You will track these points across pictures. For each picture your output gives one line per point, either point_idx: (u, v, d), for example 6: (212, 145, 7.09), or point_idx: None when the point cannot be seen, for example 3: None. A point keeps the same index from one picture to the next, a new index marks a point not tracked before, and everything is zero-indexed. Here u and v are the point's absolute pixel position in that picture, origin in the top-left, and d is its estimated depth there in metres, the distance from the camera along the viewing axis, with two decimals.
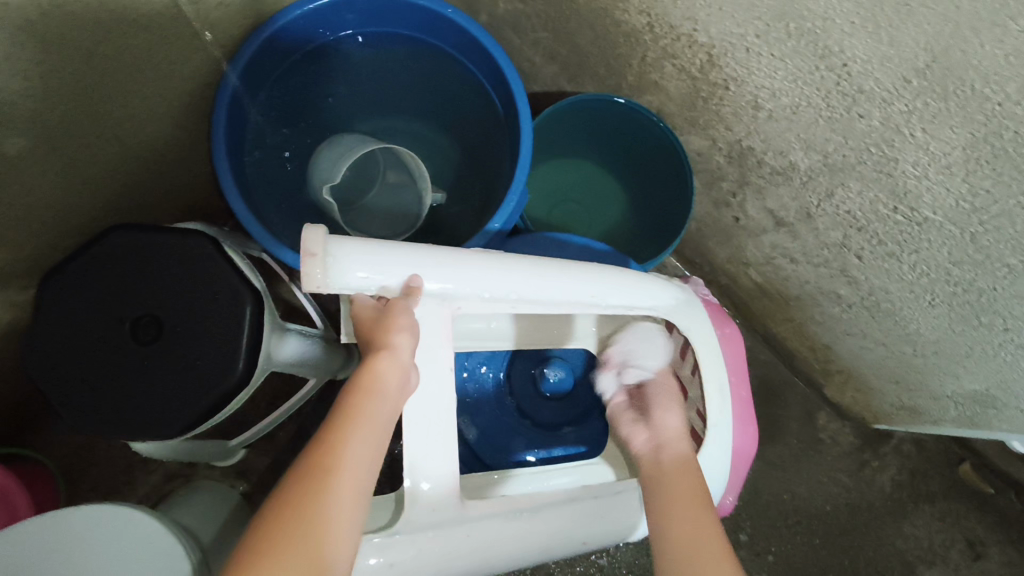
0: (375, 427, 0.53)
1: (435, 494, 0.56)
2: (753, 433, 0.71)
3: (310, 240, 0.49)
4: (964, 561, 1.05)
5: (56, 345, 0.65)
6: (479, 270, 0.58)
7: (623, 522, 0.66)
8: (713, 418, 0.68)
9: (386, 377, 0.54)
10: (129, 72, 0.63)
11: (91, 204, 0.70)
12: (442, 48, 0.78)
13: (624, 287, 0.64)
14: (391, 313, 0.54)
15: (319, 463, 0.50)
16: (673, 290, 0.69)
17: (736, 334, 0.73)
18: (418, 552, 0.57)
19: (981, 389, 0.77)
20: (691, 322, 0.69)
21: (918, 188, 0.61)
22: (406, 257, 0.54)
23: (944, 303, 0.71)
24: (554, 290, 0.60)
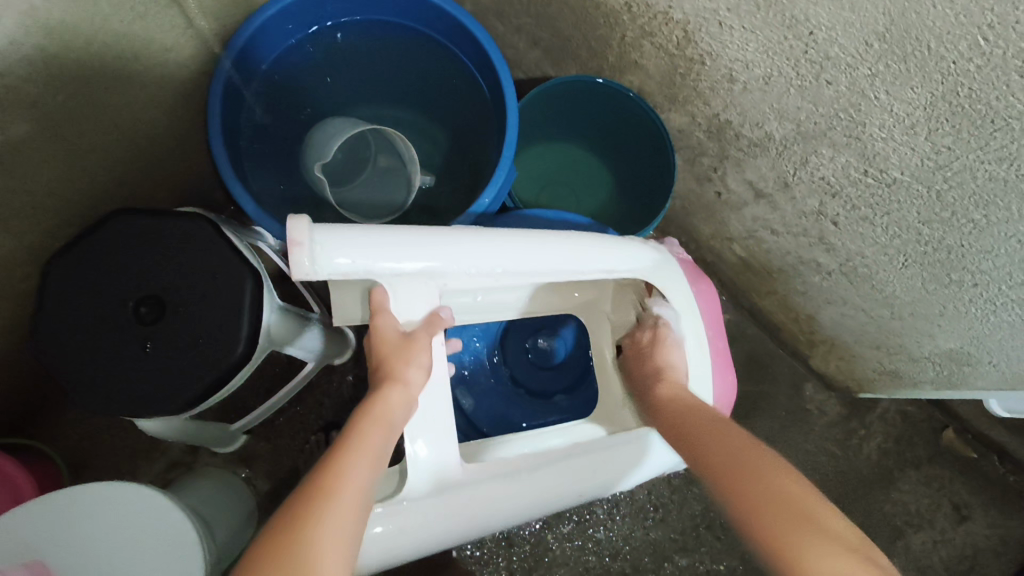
0: (378, 453, 0.54)
1: (434, 457, 0.60)
2: (731, 382, 0.75)
3: (295, 231, 0.52)
4: (950, 523, 1.08)
5: (60, 327, 0.66)
6: (461, 245, 0.61)
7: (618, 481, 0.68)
8: (695, 372, 0.72)
9: (396, 407, 0.57)
10: (127, 59, 0.66)
11: (91, 192, 0.72)
12: (428, 34, 0.81)
13: (602, 251, 0.68)
14: (412, 348, 0.59)
15: (322, 482, 0.49)
16: (647, 250, 0.72)
17: (711, 288, 0.77)
18: (426, 517, 0.58)
19: (956, 348, 0.80)
20: (667, 283, 0.73)
21: (886, 150, 0.64)
22: (389, 239, 0.57)
23: (916, 263, 0.74)
24: (538, 259, 0.64)
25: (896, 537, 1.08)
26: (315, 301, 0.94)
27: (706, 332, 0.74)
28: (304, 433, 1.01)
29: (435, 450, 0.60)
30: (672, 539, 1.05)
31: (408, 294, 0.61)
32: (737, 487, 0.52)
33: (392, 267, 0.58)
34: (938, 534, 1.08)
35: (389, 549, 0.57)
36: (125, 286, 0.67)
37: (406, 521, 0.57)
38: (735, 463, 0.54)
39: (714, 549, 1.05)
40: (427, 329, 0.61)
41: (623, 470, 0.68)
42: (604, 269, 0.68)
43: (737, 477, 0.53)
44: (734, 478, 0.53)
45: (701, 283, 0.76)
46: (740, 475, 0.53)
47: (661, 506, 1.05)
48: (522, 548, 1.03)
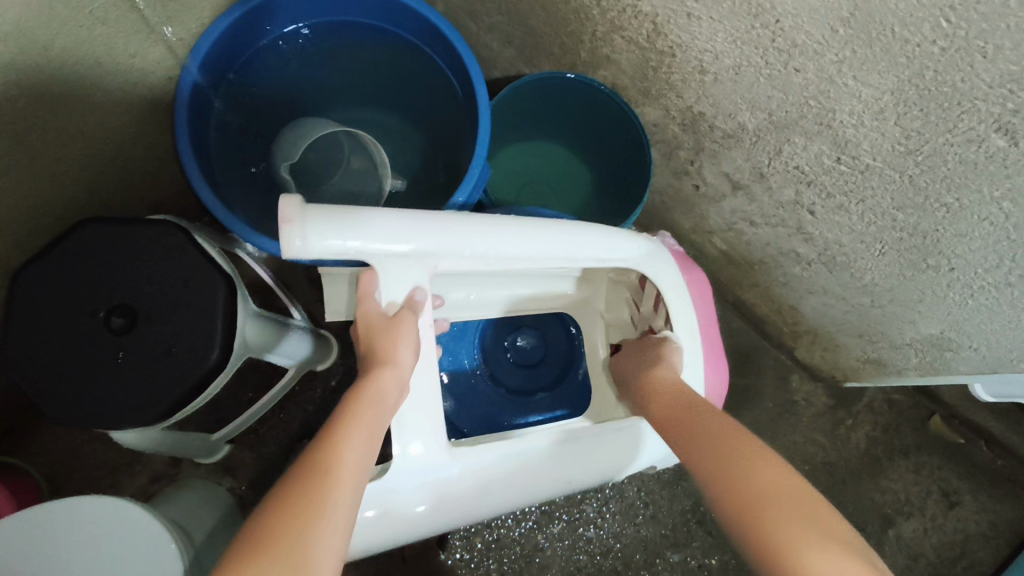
0: (370, 439, 0.52)
1: (423, 454, 0.58)
2: (722, 372, 0.73)
3: (287, 208, 0.52)
4: (941, 510, 1.08)
5: (30, 339, 0.65)
6: (452, 231, 0.61)
7: (612, 461, 0.68)
8: (687, 358, 0.70)
9: (387, 389, 0.55)
10: (89, 66, 0.65)
11: (58, 202, 0.71)
12: (398, 34, 0.80)
13: (593, 238, 0.67)
14: (398, 328, 0.58)
15: (318, 464, 0.48)
16: (637, 239, 0.71)
17: (703, 278, 0.77)
18: (415, 500, 0.58)
19: (936, 333, 0.80)
20: (661, 270, 0.71)
21: (857, 136, 0.64)
22: (385, 220, 0.57)
23: (893, 249, 0.74)
24: (529, 244, 0.63)
25: (887, 525, 1.08)
26: (295, 307, 0.93)
27: (699, 320, 0.73)
28: (288, 441, 1.00)
29: (422, 445, 0.58)
30: (663, 535, 1.04)
31: (401, 278, 0.60)
32: (737, 488, 0.51)
33: (383, 247, 0.58)
34: (928, 521, 1.08)
35: (371, 535, 0.57)
36: (95, 294, 0.66)
37: (390, 506, 0.57)
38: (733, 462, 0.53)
39: (705, 543, 1.05)
40: (410, 310, 0.59)
41: (611, 452, 0.68)
42: (595, 257, 0.67)
43: (738, 477, 0.52)
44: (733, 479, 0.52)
45: (691, 272, 0.76)
46: (741, 476, 0.51)
47: (651, 503, 1.05)
48: (512, 549, 1.02)
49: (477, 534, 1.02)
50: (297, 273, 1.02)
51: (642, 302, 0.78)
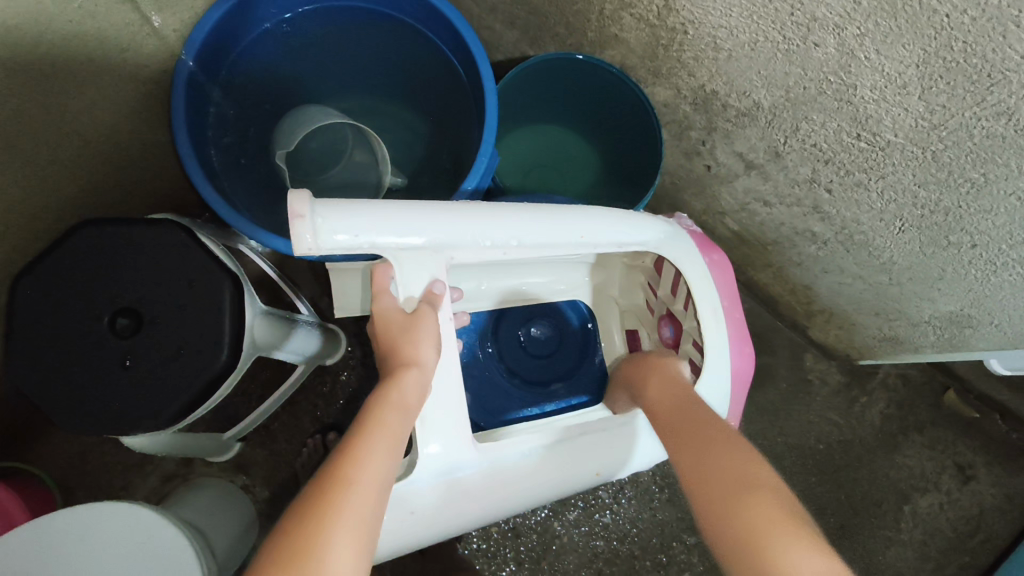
0: (394, 444, 0.50)
1: (446, 453, 0.57)
2: (748, 355, 0.68)
3: (296, 203, 0.50)
4: (956, 485, 1.08)
5: (36, 347, 0.64)
6: (468, 221, 0.59)
7: (636, 452, 0.67)
8: (707, 340, 0.67)
9: (411, 391, 0.53)
10: (82, 61, 0.62)
11: (56, 205, 0.69)
12: (398, 19, 0.77)
13: (611, 224, 0.65)
14: (418, 326, 0.55)
15: (342, 472, 0.47)
16: (656, 223, 0.68)
17: (725, 261, 0.71)
18: (440, 499, 0.57)
19: (956, 310, 0.78)
20: (681, 254, 0.68)
21: (878, 112, 0.62)
22: (399, 213, 0.56)
23: (913, 227, 0.72)
24: (542, 231, 0.61)
25: (903, 501, 1.08)
26: (301, 301, 0.91)
27: (722, 302, 0.68)
28: (301, 437, 0.99)
29: (447, 445, 0.57)
30: (679, 519, 1.04)
31: (414, 270, 0.58)
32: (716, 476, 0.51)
33: (395, 241, 0.56)
34: (944, 496, 1.08)
35: (397, 536, 0.56)
36: (100, 299, 0.65)
37: (412, 505, 0.56)
38: (717, 454, 0.53)
39: None
40: (429, 305, 0.57)
41: (633, 444, 0.66)
42: (614, 242, 0.65)
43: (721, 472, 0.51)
44: (714, 475, 0.51)
45: (713, 254, 0.71)
46: (722, 472, 0.51)
47: (667, 486, 1.05)
48: (529, 538, 1.02)
49: (493, 524, 1.01)
50: (302, 266, 1.00)
51: (658, 286, 0.76)
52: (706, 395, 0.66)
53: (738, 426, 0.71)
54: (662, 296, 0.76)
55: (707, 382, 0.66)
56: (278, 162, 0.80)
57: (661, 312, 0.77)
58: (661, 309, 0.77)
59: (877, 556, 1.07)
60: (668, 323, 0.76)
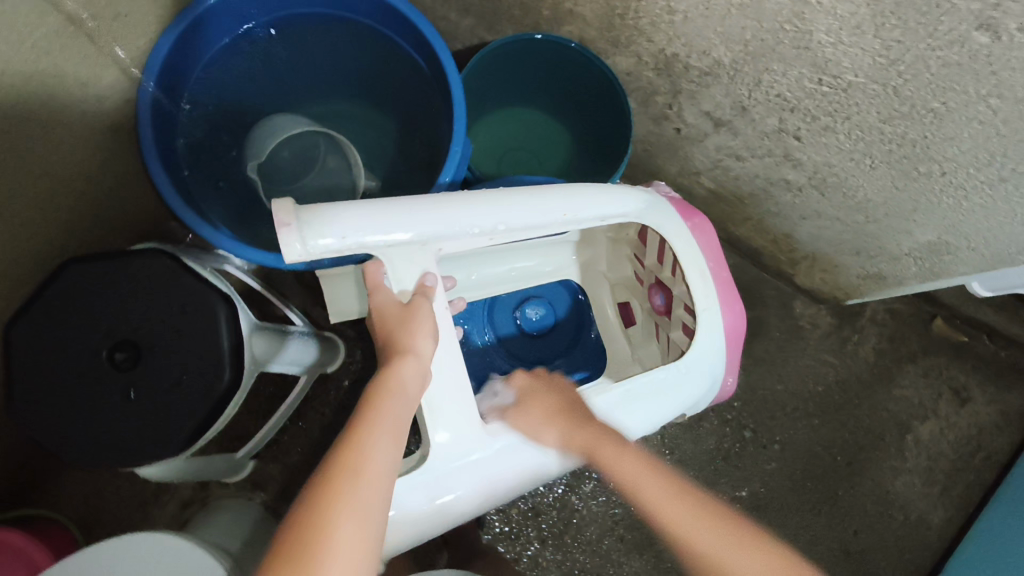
0: (395, 433, 0.51)
1: (456, 440, 0.58)
2: (739, 311, 0.70)
3: (281, 214, 0.52)
4: (953, 409, 1.11)
5: (39, 391, 0.64)
6: (452, 212, 0.59)
7: (648, 417, 0.67)
8: (698, 303, 0.68)
9: (409, 380, 0.54)
10: (45, 101, 0.62)
11: (37, 247, 0.68)
12: (357, 21, 0.77)
13: (591, 197, 0.66)
14: (414, 315, 0.56)
15: (344, 462, 0.48)
16: (636, 194, 0.69)
17: (706, 222, 0.73)
18: (459, 488, 0.58)
19: (934, 238, 0.80)
20: (663, 220, 0.69)
21: (836, 55, 0.63)
22: (381, 211, 0.57)
23: (883, 163, 0.73)
24: (526, 213, 0.62)
25: (904, 431, 1.11)
26: (293, 312, 0.91)
27: (707, 263, 0.70)
28: (312, 447, 1.00)
29: (457, 432, 0.58)
30: (692, 476, 1.07)
31: (404, 264, 0.58)
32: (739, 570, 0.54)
33: (383, 238, 0.57)
34: (943, 420, 1.11)
35: (422, 528, 0.57)
36: (95, 333, 0.65)
37: (432, 495, 0.57)
38: (728, 552, 0.55)
39: (732, 478, 1.08)
40: (423, 296, 0.58)
41: (646, 409, 0.66)
42: (597, 216, 0.66)
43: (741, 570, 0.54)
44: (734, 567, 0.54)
45: (693, 216, 0.72)
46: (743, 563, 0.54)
47: (676, 447, 1.07)
48: (549, 515, 1.04)
49: (512, 507, 1.03)
50: (288, 279, 1.00)
51: (645, 256, 0.78)
52: (703, 355, 0.68)
53: (735, 380, 0.73)
54: (650, 265, 0.77)
55: (703, 342, 0.68)
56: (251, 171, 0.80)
57: (651, 281, 0.78)
58: (649, 278, 0.78)
59: (886, 486, 1.10)
60: (659, 291, 0.77)
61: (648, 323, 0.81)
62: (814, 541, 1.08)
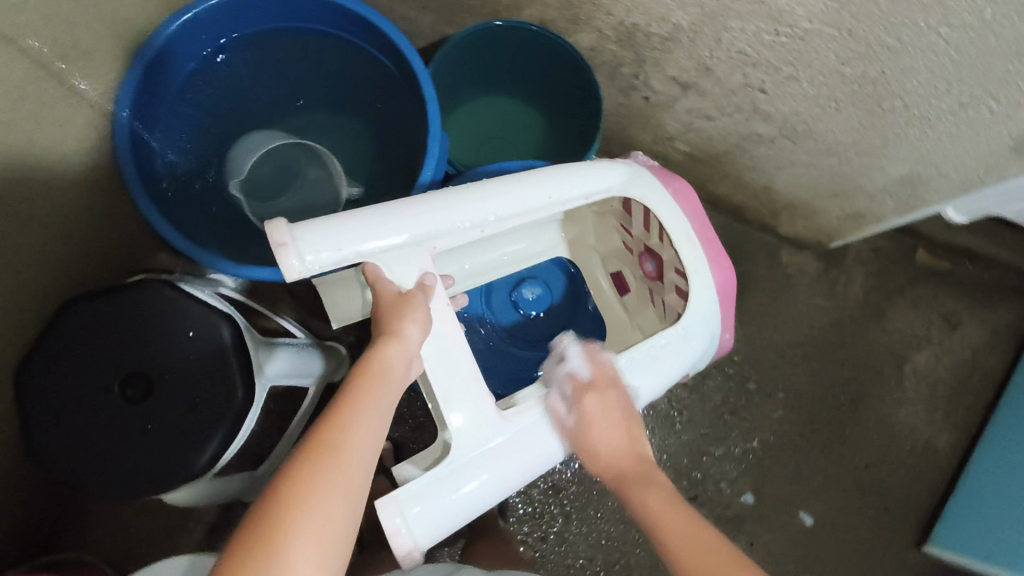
0: (379, 412, 0.53)
1: (472, 427, 0.59)
2: (728, 268, 0.72)
3: (276, 233, 0.55)
4: (945, 334, 1.15)
5: (60, 432, 0.65)
6: (439, 208, 0.61)
7: (662, 377, 0.69)
8: (687, 265, 0.70)
9: (395, 363, 0.55)
10: (23, 146, 0.62)
11: (34, 292, 0.68)
12: (320, 30, 0.78)
13: (572, 177, 0.67)
14: (408, 304, 0.57)
15: (328, 436, 0.49)
16: (616, 168, 0.71)
17: (687, 186, 0.74)
18: (483, 474, 0.59)
19: (906, 171, 0.83)
20: (645, 190, 0.71)
21: (790, 5, 0.64)
22: (371, 218, 0.59)
23: (848, 104, 0.75)
24: (511, 201, 0.64)
25: (901, 362, 1.15)
26: (290, 324, 0.91)
27: (692, 226, 0.71)
28: None
29: (472, 420, 0.59)
30: (703, 434, 1.10)
31: (401, 264, 0.60)
32: None
33: (378, 244, 0.59)
34: (937, 347, 1.15)
35: (454, 519, 0.58)
36: (107, 370, 0.66)
37: (459, 485, 0.58)
38: None
39: (742, 430, 1.11)
40: (422, 293, 0.59)
41: (658, 372, 0.68)
42: (580, 194, 0.68)
43: None
44: None
45: (673, 181, 0.74)
46: None
47: (684, 408, 1.10)
48: (570, 490, 1.06)
49: (534, 487, 1.05)
50: (282, 293, 1.00)
51: (632, 226, 0.79)
52: (699, 314, 0.70)
53: (732, 335, 0.76)
54: (637, 234, 0.79)
55: (698, 302, 0.70)
56: (232, 191, 0.80)
57: (640, 249, 0.80)
58: (638, 246, 0.80)
59: (890, 418, 1.14)
60: (649, 258, 0.78)
61: (641, 289, 0.83)
62: (829, 480, 1.11)
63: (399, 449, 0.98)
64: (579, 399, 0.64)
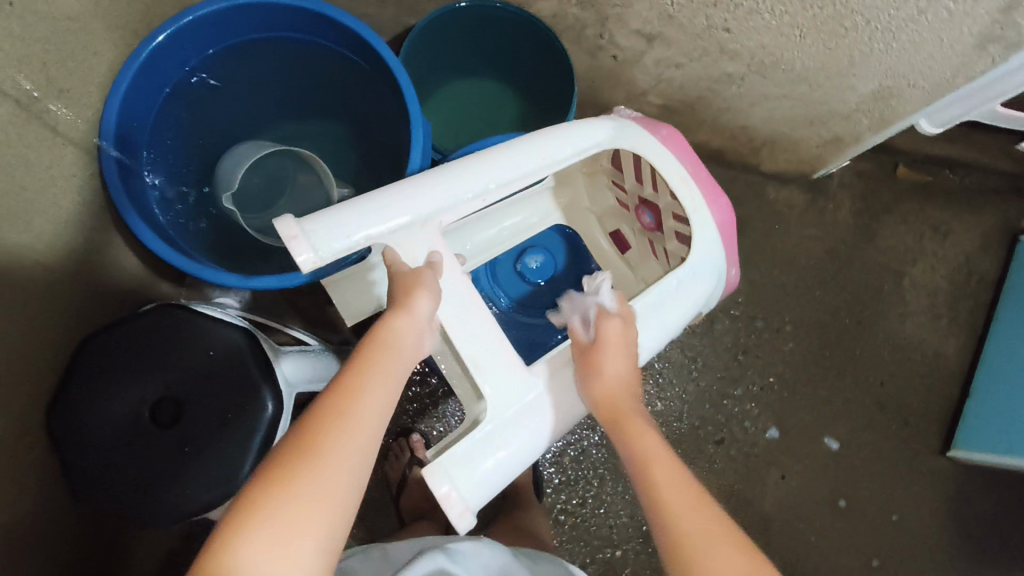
0: (387, 381, 0.52)
1: (504, 389, 0.60)
2: (726, 204, 0.73)
3: (286, 228, 0.56)
4: (937, 244, 1.18)
5: (97, 468, 0.66)
6: (438, 185, 0.63)
7: (678, 317, 0.71)
8: (687, 206, 0.71)
9: (403, 334, 0.55)
10: (14, 193, 0.62)
11: (49, 335, 0.69)
12: (289, 37, 0.78)
13: (560, 138, 0.69)
14: (419, 278, 0.58)
15: (334, 400, 0.49)
16: (601, 124, 0.72)
17: (674, 130, 0.76)
18: (519, 433, 0.60)
19: (877, 87, 0.84)
20: (634, 139, 0.72)
21: None
22: (375, 204, 0.60)
23: (812, 30, 0.76)
24: (506, 168, 0.65)
25: (900, 278, 1.17)
26: (302, 333, 0.92)
27: (684, 167, 0.73)
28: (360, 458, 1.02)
29: (502, 383, 0.60)
30: (720, 377, 1.12)
31: (411, 242, 0.61)
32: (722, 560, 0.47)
33: (385, 227, 0.60)
34: (932, 258, 1.17)
35: (500, 477, 0.59)
36: (135, 396, 0.67)
37: (498, 444, 0.59)
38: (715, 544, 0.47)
39: (757, 368, 1.13)
40: (432, 269, 0.60)
41: (674, 313, 0.70)
42: (571, 152, 0.69)
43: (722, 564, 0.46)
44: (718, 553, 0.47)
45: (660, 128, 0.74)
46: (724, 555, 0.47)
47: (698, 355, 1.12)
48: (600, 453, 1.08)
49: (565, 455, 1.07)
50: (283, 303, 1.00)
51: (625, 181, 0.81)
52: (704, 253, 0.72)
53: (738, 270, 0.78)
54: (631, 187, 0.80)
55: (703, 241, 0.71)
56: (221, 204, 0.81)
57: (635, 203, 0.82)
58: (634, 200, 0.82)
59: (898, 332, 1.16)
60: (646, 209, 0.80)
61: (642, 243, 0.85)
62: (848, 402, 1.14)
63: (430, 440, 1.00)
64: (600, 322, 0.64)
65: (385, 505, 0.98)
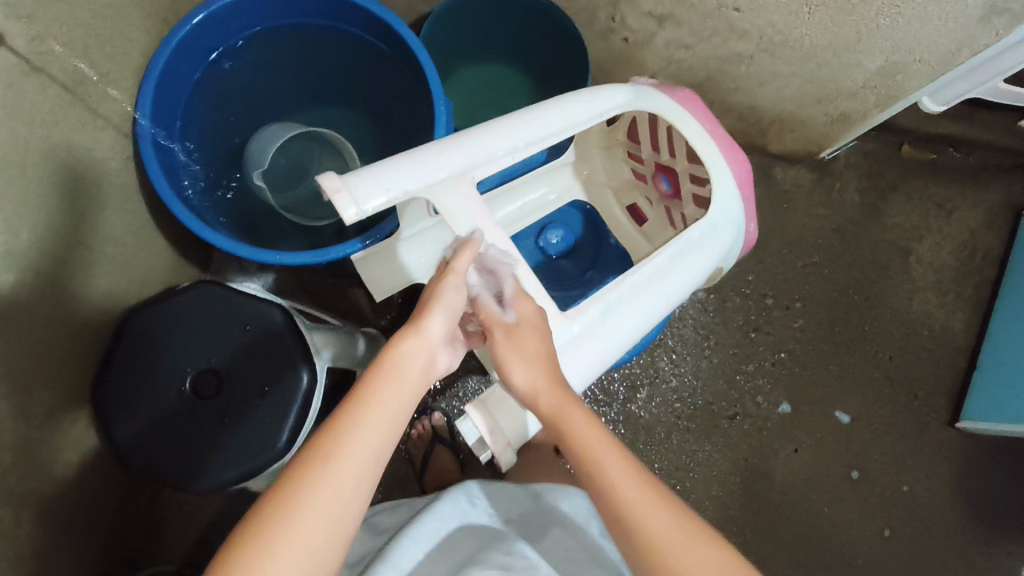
0: (386, 414, 0.46)
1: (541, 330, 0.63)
2: (743, 159, 0.76)
3: (329, 182, 0.57)
4: (943, 221, 1.20)
5: (144, 438, 0.68)
6: (469, 146, 0.65)
7: (699, 268, 0.73)
8: (708, 161, 0.73)
9: (408, 357, 0.49)
10: (57, 174, 0.64)
11: (90, 314, 0.71)
12: (315, 21, 0.81)
13: (582, 103, 0.71)
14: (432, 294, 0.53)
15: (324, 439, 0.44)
16: (620, 90, 0.74)
17: (692, 93, 0.78)
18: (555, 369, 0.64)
19: (884, 64, 0.86)
20: (653, 103, 0.74)
21: None
22: (410, 161, 0.62)
23: (819, 6, 0.78)
24: (532, 130, 0.68)
25: (907, 255, 1.19)
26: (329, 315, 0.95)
27: (702, 125, 0.75)
28: None
29: None
30: (733, 354, 1.14)
31: (447, 199, 0.63)
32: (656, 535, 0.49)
33: (421, 183, 0.62)
34: (938, 235, 1.20)
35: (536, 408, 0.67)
36: (178, 367, 0.69)
37: None
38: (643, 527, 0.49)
39: (768, 344, 1.15)
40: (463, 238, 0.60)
41: (695, 264, 0.73)
42: (592, 116, 0.72)
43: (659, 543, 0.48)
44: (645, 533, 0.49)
45: (678, 91, 0.77)
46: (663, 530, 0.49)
47: (711, 332, 1.15)
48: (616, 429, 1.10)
49: None
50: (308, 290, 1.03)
51: (641, 148, 0.85)
52: (724, 207, 0.74)
53: (755, 225, 0.80)
54: (647, 155, 0.84)
55: (723, 194, 0.74)
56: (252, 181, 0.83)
57: (652, 170, 0.85)
58: (650, 168, 0.85)
59: (906, 308, 1.18)
60: (662, 175, 0.84)
61: (659, 211, 0.88)
62: (858, 377, 1.16)
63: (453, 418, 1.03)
64: (514, 301, 0.59)
65: (411, 482, 1.01)
